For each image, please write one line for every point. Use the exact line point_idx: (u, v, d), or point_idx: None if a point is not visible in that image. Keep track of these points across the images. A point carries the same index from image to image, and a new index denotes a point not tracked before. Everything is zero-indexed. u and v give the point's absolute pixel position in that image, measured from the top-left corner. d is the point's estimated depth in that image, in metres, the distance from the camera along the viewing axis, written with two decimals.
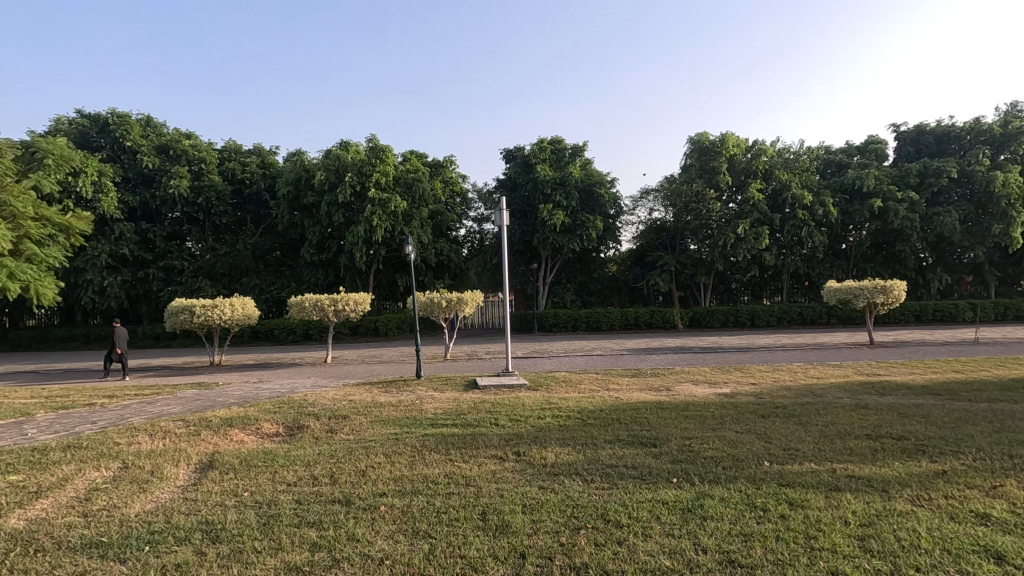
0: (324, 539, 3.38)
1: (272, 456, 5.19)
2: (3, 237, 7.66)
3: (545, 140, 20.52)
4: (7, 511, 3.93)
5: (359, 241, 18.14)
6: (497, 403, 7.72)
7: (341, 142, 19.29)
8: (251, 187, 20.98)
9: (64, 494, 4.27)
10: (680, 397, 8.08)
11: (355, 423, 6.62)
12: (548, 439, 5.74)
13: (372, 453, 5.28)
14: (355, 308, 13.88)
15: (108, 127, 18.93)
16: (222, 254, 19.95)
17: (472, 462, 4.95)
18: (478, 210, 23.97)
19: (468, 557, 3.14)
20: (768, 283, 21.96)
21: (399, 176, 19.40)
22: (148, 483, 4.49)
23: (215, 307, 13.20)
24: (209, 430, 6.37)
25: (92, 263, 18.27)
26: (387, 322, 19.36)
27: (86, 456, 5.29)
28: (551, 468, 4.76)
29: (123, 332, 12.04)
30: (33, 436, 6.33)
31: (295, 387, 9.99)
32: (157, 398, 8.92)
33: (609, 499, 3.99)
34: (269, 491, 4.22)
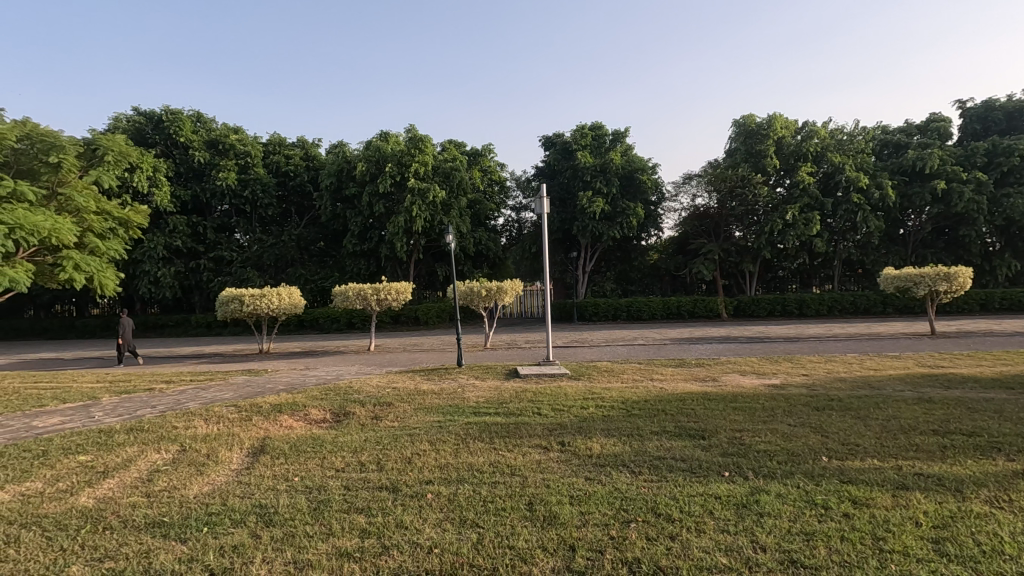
0: (372, 525, 3.38)
1: (321, 442, 5.28)
2: (68, 231, 8.01)
3: (585, 126, 20.16)
4: (78, 489, 4.12)
5: (399, 232, 18.31)
6: (538, 392, 7.65)
7: (381, 133, 19.51)
8: (295, 180, 21.51)
9: (129, 475, 4.44)
10: (728, 389, 7.81)
11: (400, 410, 6.68)
12: (593, 429, 5.62)
13: (417, 441, 5.30)
14: (396, 297, 14.01)
15: (162, 123, 19.66)
16: (268, 245, 20.51)
17: (516, 452, 4.89)
18: (517, 199, 23.90)
19: (517, 548, 3.08)
20: (819, 270, 21.08)
21: (438, 166, 19.46)
22: (205, 466, 4.63)
23: (264, 296, 13.57)
24: (260, 416, 6.54)
25: (149, 255, 19.08)
26: (427, 311, 19.56)
27: (147, 439, 5.50)
28: (597, 459, 4.65)
29: (127, 321, 12.94)
30: (99, 418, 6.65)
31: (340, 375, 10.17)
32: (211, 384, 9.26)
33: (660, 493, 3.85)
34: (319, 477, 4.28)
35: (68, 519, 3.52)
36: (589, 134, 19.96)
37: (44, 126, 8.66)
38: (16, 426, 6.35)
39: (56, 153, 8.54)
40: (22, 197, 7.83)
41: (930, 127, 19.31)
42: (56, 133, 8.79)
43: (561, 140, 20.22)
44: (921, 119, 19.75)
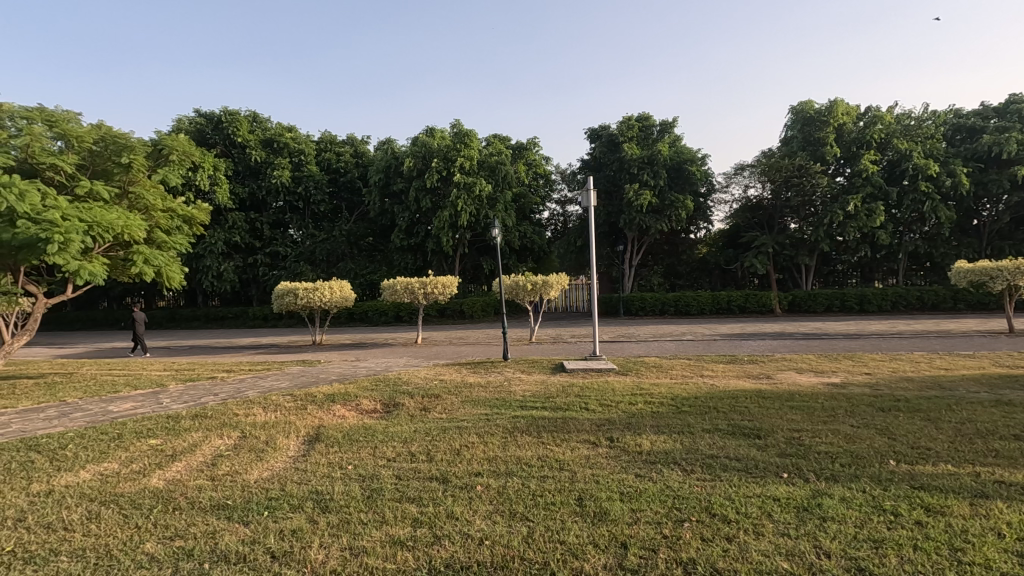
0: (424, 515, 3.42)
1: (373, 432, 5.40)
2: (139, 227, 8.45)
3: (632, 117, 19.73)
4: (149, 470, 4.36)
5: (445, 226, 18.58)
6: (585, 387, 7.57)
7: (427, 129, 19.83)
8: (346, 176, 22.31)
9: (195, 459, 4.67)
10: (784, 386, 7.51)
11: (448, 403, 6.75)
12: (642, 426, 5.50)
13: (465, 433, 5.33)
14: (443, 291, 14.11)
15: (221, 124, 20.53)
16: (320, 241, 21.15)
17: (564, 446, 4.85)
18: (562, 192, 23.81)
19: (568, 543, 3.04)
20: (881, 264, 20.00)
21: (484, 160, 19.53)
22: (264, 452, 4.81)
23: (316, 289, 13.98)
24: (315, 405, 6.75)
25: (210, 250, 19.98)
26: (472, 305, 19.73)
27: (211, 424, 5.77)
28: (648, 456, 4.55)
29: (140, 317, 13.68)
30: (167, 405, 7.01)
31: (389, 366, 10.38)
32: (268, 374, 9.65)
33: (714, 492, 3.73)
34: (371, 466, 4.37)
35: (142, 498, 3.73)
36: (636, 125, 19.51)
37: (118, 129, 9.14)
38: (93, 409, 6.79)
39: (126, 153, 8.97)
40: (97, 196, 8.26)
41: (1009, 110, 17.91)
42: (127, 135, 9.18)
43: (607, 131, 19.84)
44: (998, 101, 18.33)
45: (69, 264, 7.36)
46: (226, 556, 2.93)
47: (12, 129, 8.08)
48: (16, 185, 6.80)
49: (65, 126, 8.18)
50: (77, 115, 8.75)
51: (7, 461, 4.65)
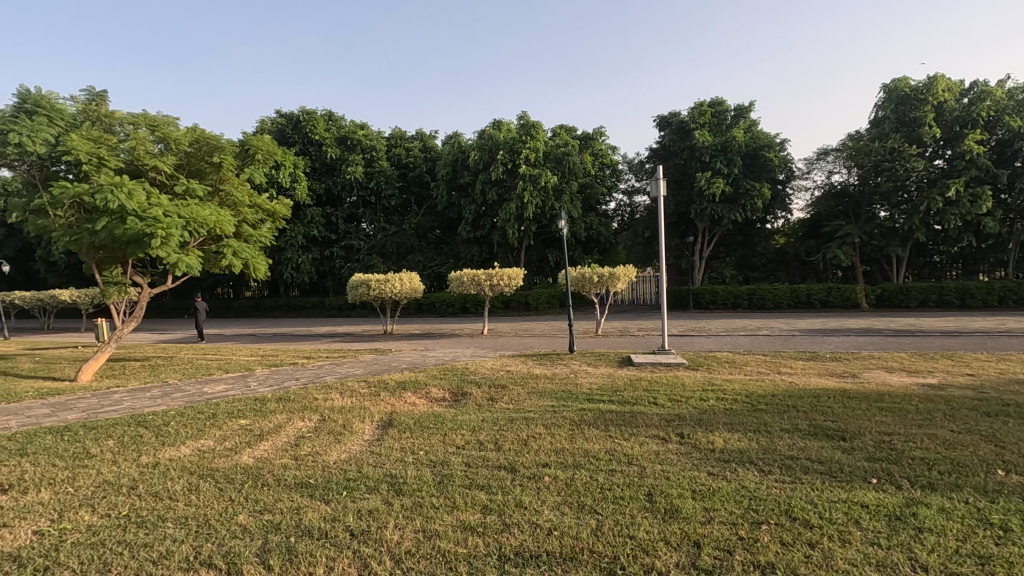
0: (493, 502, 3.47)
1: (442, 419, 5.54)
2: (229, 222, 9.08)
3: (704, 103, 18.95)
4: (241, 448, 4.70)
5: (511, 218, 18.68)
6: (654, 381, 7.42)
7: (493, 122, 19.98)
8: (415, 170, 22.96)
9: (280, 439, 4.98)
10: (871, 385, 7.01)
11: (514, 393, 6.81)
12: (715, 422, 5.31)
13: (532, 424, 5.36)
14: (508, 283, 14.20)
15: (300, 123, 21.62)
16: (391, 234, 21.85)
17: (633, 441, 4.77)
18: (629, 182, 23.42)
19: (637, 538, 2.99)
20: (988, 255, 18.15)
21: (550, 152, 19.46)
22: (342, 435, 5.06)
23: (388, 281, 14.46)
24: (387, 392, 7.03)
25: (291, 243, 21.16)
26: (537, 297, 19.78)
27: (294, 408, 6.14)
28: (721, 454, 4.38)
29: (201, 307, 14.77)
30: (255, 387, 7.54)
31: (456, 356, 10.60)
32: (344, 361, 10.12)
33: (794, 495, 3.54)
34: (441, 452, 4.49)
35: (234, 473, 4.03)
36: (709, 110, 18.71)
37: (209, 130, 9.59)
38: (191, 390, 7.40)
39: (217, 154, 9.39)
40: (193, 193, 8.93)
41: None
42: (218, 137, 9.70)
43: (677, 118, 19.17)
44: None
45: (170, 257, 8.06)
46: (310, 531, 3.10)
47: (121, 135, 8.86)
48: (126, 186, 7.51)
49: (165, 130, 8.85)
50: (177, 119, 9.39)
51: (120, 434, 5.16)
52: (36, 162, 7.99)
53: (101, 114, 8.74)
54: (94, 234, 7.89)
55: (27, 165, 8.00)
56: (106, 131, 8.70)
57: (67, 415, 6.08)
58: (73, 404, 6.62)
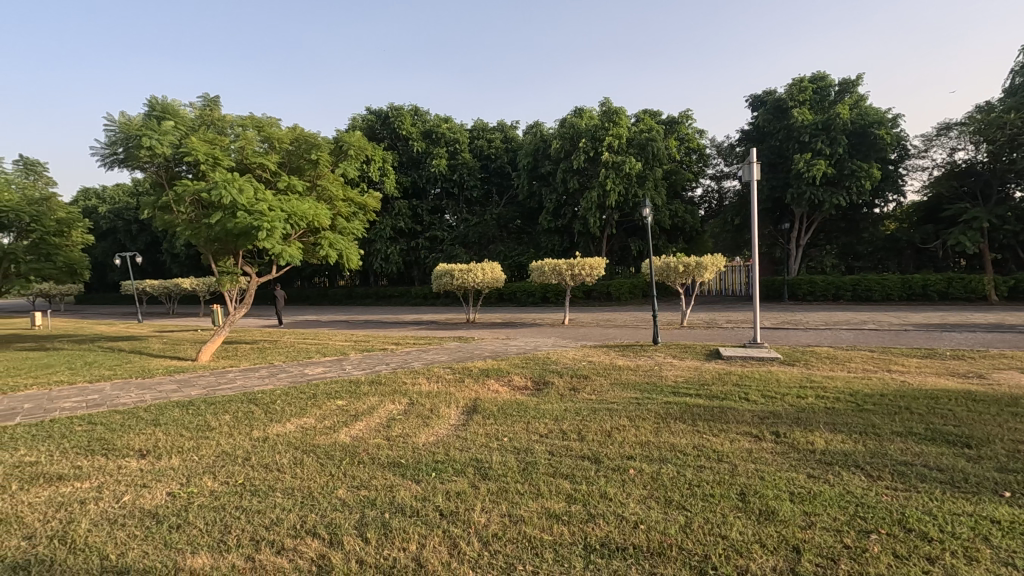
0: (577, 492, 3.46)
1: (525, 407, 5.61)
2: (325, 216, 9.64)
3: (805, 78, 17.62)
4: (338, 427, 5.01)
5: (593, 207, 18.43)
6: (744, 375, 7.06)
7: (575, 109, 19.72)
8: (496, 162, 23.24)
9: (373, 420, 5.25)
10: (1001, 387, 6.25)
11: (597, 384, 6.74)
12: (814, 422, 4.96)
13: (616, 415, 5.28)
14: (590, 273, 13.99)
15: (388, 120, 22.59)
16: (473, 225, 22.27)
17: (722, 437, 4.57)
18: (718, 167, 22.64)
19: (730, 539, 2.86)
20: None
21: (633, 138, 18.95)
22: (430, 418, 5.26)
23: (470, 270, 14.77)
24: (472, 379, 7.22)
25: (380, 235, 22.22)
26: (619, 287, 19.44)
27: (385, 391, 6.46)
28: (822, 456, 4.09)
29: (281, 293, 16.89)
30: (349, 371, 8.02)
31: (537, 346, 10.66)
32: (430, 348, 10.47)
33: (908, 505, 3.23)
34: (525, 439, 4.54)
35: (334, 450, 4.32)
36: (810, 86, 17.37)
37: (308, 129, 10.19)
38: (294, 372, 7.99)
39: (314, 151, 9.95)
40: (293, 189, 9.56)
41: None
42: (315, 134, 10.26)
43: (773, 97, 17.91)
44: None
45: (274, 248, 8.68)
46: (402, 509, 3.25)
47: (232, 136, 9.63)
48: (237, 182, 8.19)
49: (269, 130, 9.53)
50: (279, 120, 10.04)
51: (235, 410, 5.68)
52: (163, 164, 8.85)
53: (215, 117, 9.49)
54: (210, 229, 8.69)
55: (156, 167, 8.87)
56: (219, 133, 9.47)
57: (190, 391, 6.78)
58: (196, 382, 7.37)
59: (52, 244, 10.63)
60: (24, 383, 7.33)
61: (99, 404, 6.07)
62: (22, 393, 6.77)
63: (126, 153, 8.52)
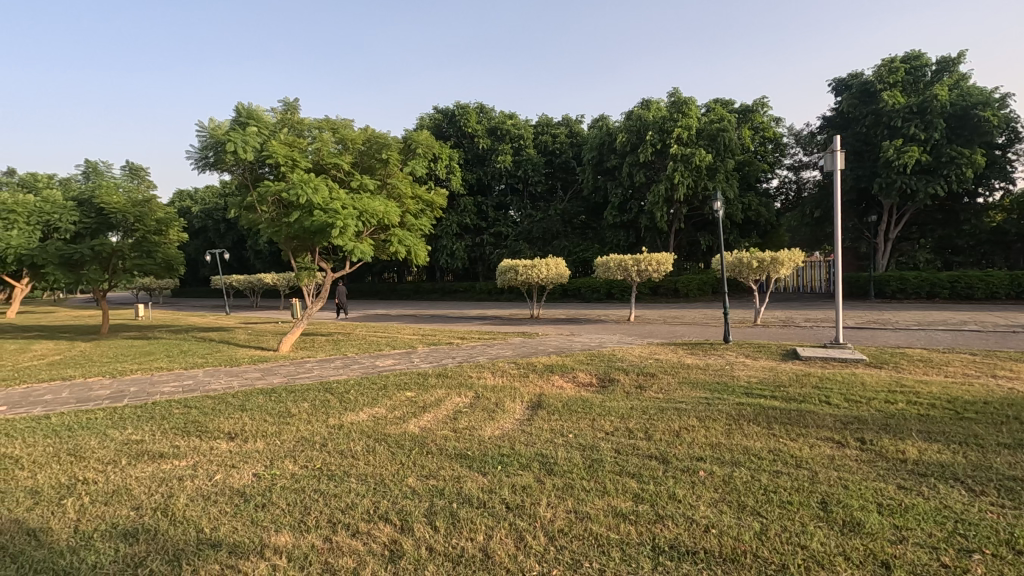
0: (644, 492, 3.39)
1: (590, 404, 5.56)
2: (395, 214, 9.95)
3: (896, 59, 16.33)
4: (408, 418, 5.16)
5: (660, 201, 17.94)
6: (825, 377, 6.64)
7: (642, 101, 19.29)
8: (561, 156, 23.09)
9: (440, 412, 5.38)
10: None
11: (664, 382, 6.58)
12: (906, 430, 4.59)
13: (685, 415, 5.12)
14: (657, 268, 13.63)
15: (455, 118, 23.04)
16: (537, 220, 22.27)
17: (800, 442, 4.32)
18: (796, 157, 21.50)
19: (811, 549, 2.71)
20: None
21: (704, 128, 18.27)
22: (495, 412, 5.33)
23: (535, 266, 14.79)
24: (536, 374, 7.24)
25: (446, 231, 22.71)
26: (687, 283, 18.82)
27: (452, 383, 6.62)
28: (916, 466, 3.78)
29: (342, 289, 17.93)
30: (417, 363, 8.27)
31: (603, 342, 10.52)
32: (494, 342, 10.59)
33: (1019, 525, 2.92)
34: (590, 437, 4.49)
35: (403, 439, 4.46)
36: (902, 67, 16.09)
37: (379, 130, 10.53)
38: (366, 364, 8.33)
39: (384, 151, 10.24)
40: (364, 187, 9.91)
41: None
42: (386, 135, 10.59)
43: (859, 80, 16.67)
44: None
45: (347, 245, 9.07)
46: (470, 500, 3.31)
47: (309, 138, 10.12)
48: (313, 182, 8.61)
49: (343, 131, 9.94)
50: (352, 121, 10.43)
51: (312, 398, 5.99)
52: (247, 166, 9.43)
53: (294, 121, 9.97)
54: (290, 226, 9.20)
55: (241, 169, 9.48)
56: (297, 135, 9.95)
57: (272, 379, 7.22)
58: (278, 371, 7.84)
59: (152, 241, 11.68)
60: (130, 368, 8.09)
61: (193, 389, 6.59)
62: (128, 377, 7.47)
63: (216, 157, 9.16)
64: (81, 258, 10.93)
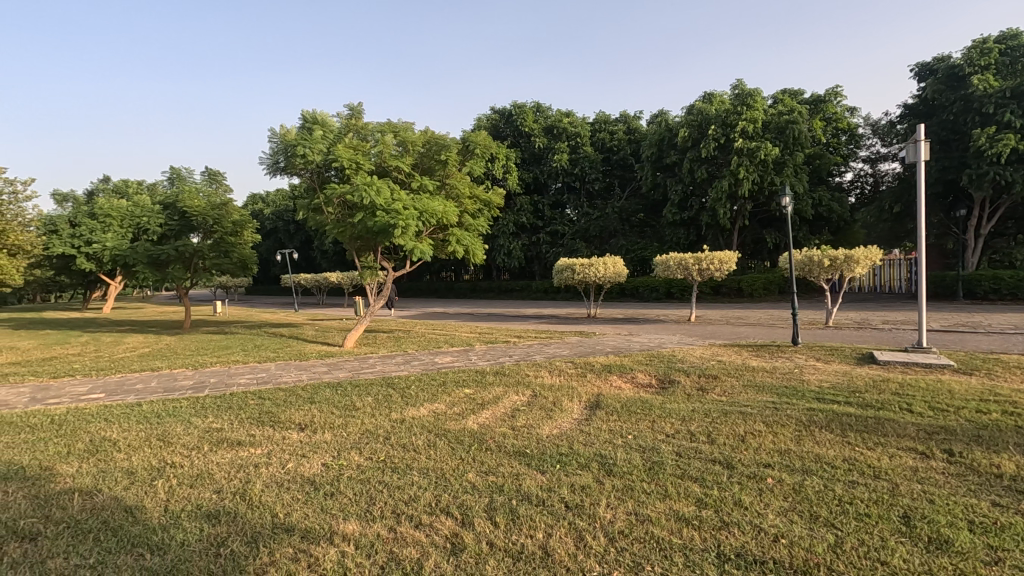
0: (708, 497, 3.29)
1: (650, 405, 5.45)
2: (453, 214, 10.11)
3: (989, 39, 15.04)
4: (467, 414, 5.25)
5: (723, 197, 17.32)
6: (907, 383, 6.20)
7: (704, 95, 18.71)
8: (619, 153, 22.74)
9: (498, 410, 5.44)
10: None
11: (727, 385, 6.36)
12: (1001, 442, 4.21)
13: (751, 420, 4.92)
14: (720, 267, 13.16)
15: (512, 117, 23.27)
16: (594, 218, 22.01)
17: (880, 452, 4.06)
18: (872, 148, 20.25)
19: (892, 565, 2.55)
20: None
21: (771, 121, 17.51)
22: (553, 411, 5.32)
23: (592, 264, 14.64)
24: (594, 374, 7.18)
25: (503, 230, 22.91)
26: (752, 283, 18.09)
27: (509, 382, 6.67)
28: (1013, 483, 3.46)
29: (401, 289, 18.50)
30: (475, 361, 8.38)
31: (662, 343, 10.27)
32: (551, 342, 10.57)
33: None
34: (650, 439, 4.40)
35: (463, 436, 4.54)
36: (995, 48, 14.80)
37: (438, 132, 10.70)
38: (425, 360, 8.53)
39: (443, 152, 10.39)
40: (424, 188, 10.11)
41: None
42: (445, 136, 10.75)
43: (945, 64, 15.48)
44: None
45: (407, 245, 9.32)
46: (529, 497, 3.33)
47: (372, 142, 10.44)
48: (376, 184, 8.89)
49: (404, 134, 10.20)
50: (412, 123, 10.66)
51: (375, 393, 6.20)
52: (315, 170, 9.87)
53: (359, 125, 10.28)
54: (354, 227, 9.56)
55: (310, 173, 9.93)
56: (361, 139, 10.27)
57: (338, 373, 7.53)
58: (343, 366, 8.16)
59: (229, 242, 12.31)
60: (209, 361, 8.65)
61: (266, 382, 6.98)
62: (209, 369, 8.00)
63: (286, 162, 9.61)
64: (168, 257, 11.77)
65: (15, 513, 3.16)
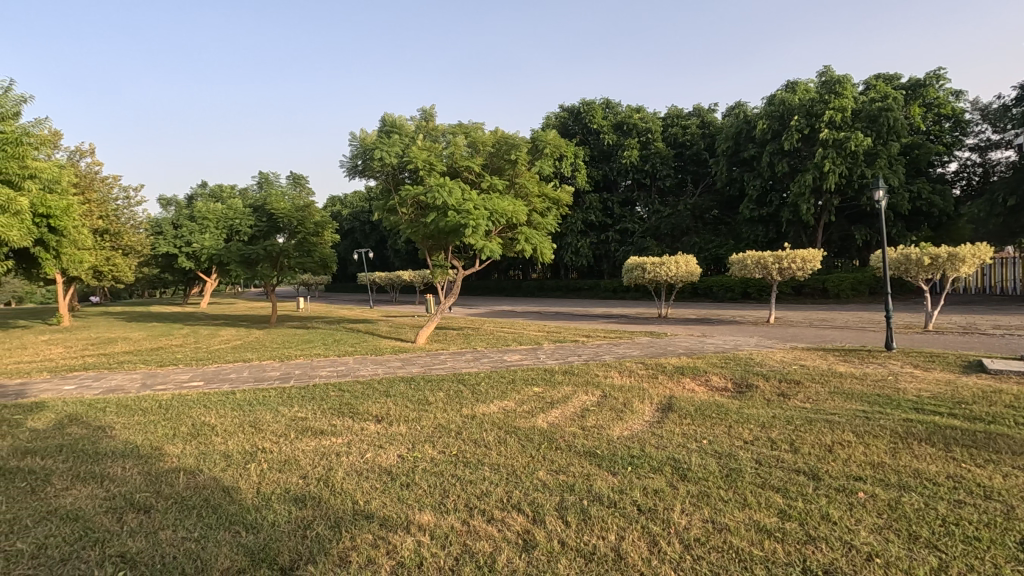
0: (792, 509, 3.12)
1: (725, 409, 5.23)
2: (522, 213, 10.16)
3: None
4: (536, 413, 5.27)
5: (806, 191, 16.32)
6: (1022, 395, 5.58)
7: (787, 84, 17.70)
8: (691, 148, 21.99)
9: (568, 409, 5.42)
10: None
11: (812, 391, 5.99)
12: None
13: (838, 429, 4.60)
14: (803, 266, 12.41)
15: (581, 115, 23.10)
16: (665, 216, 21.39)
17: (991, 469, 3.68)
18: (982, 135, 18.40)
19: None
20: None
21: (862, 109, 16.33)
22: (623, 412, 5.23)
23: (663, 263, 14.23)
24: (666, 375, 6.99)
25: (572, 229, 22.80)
26: (838, 283, 16.95)
27: (578, 381, 6.63)
28: None
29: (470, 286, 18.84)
30: (543, 360, 8.41)
31: (739, 345, 9.84)
32: (621, 342, 10.40)
33: None
34: (727, 444, 4.23)
35: (532, 434, 4.54)
36: None
37: (507, 131, 10.77)
38: (495, 358, 8.65)
39: (513, 151, 10.46)
40: (494, 188, 10.24)
41: None
42: (514, 136, 10.78)
43: None
44: None
45: (477, 244, 9.48)
46: (600, 498, 3.30)
47: (444, 143, 10.68)
48: (448, 185, 9.09)
49: (474, 134, 10.36)
50: (482, 124, 10.81)
51: (447, 388, 6.36)
52: (390, 173, 10.25)
53: (430, 128, 10.62)
54: (426, 227, 9.84)
55: (385, 175, 10.32)
56: (433, 141, 10.57)
57: (411, 368, 7.79)
58: (415, 362, 8.42)
59: (311, 242, 13.04)
60: (294, 354, 9.20)
61: (345, 375, 7.32)
62: (293, 362, 8.53)
63: (364, 165, 10.05)
64: (257, 256, 12.62)
65: (132, 487, 3.50)
